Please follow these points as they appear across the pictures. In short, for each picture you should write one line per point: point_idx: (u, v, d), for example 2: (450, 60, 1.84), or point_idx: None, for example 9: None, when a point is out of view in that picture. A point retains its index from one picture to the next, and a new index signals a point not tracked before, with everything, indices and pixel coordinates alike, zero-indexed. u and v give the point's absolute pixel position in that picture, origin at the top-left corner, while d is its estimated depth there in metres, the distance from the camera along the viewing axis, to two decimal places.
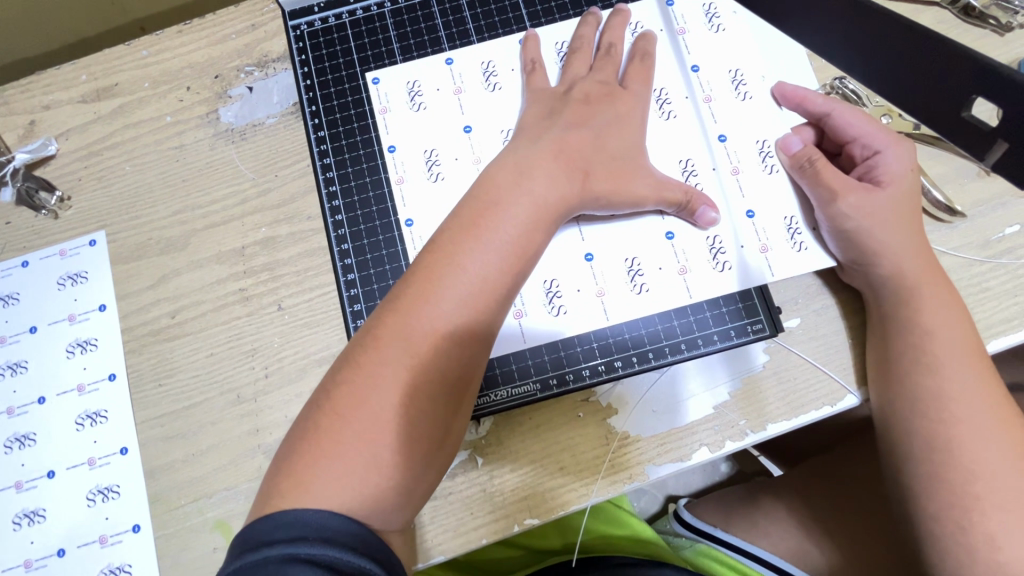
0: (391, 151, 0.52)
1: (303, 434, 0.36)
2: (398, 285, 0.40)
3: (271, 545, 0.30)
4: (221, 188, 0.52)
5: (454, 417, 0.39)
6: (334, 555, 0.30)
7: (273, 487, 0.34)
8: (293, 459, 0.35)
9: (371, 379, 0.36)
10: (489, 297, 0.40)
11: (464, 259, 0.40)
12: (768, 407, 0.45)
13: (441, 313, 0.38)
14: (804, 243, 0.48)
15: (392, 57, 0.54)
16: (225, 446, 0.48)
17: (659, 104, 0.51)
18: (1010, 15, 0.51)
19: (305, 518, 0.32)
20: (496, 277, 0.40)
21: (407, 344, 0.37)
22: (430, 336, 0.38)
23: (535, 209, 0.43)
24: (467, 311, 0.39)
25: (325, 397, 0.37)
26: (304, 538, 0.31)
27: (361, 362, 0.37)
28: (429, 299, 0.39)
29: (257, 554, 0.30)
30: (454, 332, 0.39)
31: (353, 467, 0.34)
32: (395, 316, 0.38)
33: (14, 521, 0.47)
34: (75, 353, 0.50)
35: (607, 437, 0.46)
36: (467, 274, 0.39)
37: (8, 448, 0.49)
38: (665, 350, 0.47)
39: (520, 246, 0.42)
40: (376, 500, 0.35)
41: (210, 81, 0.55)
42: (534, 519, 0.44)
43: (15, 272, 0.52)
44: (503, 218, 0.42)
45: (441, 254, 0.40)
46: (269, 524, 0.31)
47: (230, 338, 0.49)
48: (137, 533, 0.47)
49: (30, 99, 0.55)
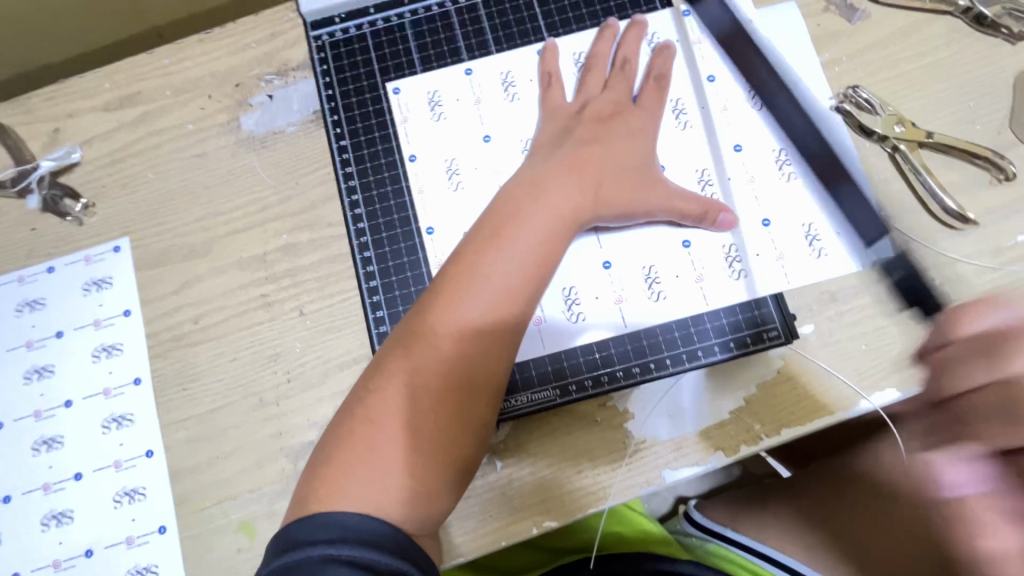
0: (412, 160, 0.52)
1: (339, 439, 0.38)
2: (425, 293, 0.42)
3: (312, 545, 0.33)
4: (244, 195, 0.53)
5: (482, 420, 0.41)
6: (371, 556, 0.33)
7: (312, 488, 0.37)
8: (330, 460, 0.38)
9: (401, 386, 0.39)
10: (510, 304, 0.41)
11: (485, 268, 0.41)
12: (783, 413, 0.46)
13: (463, 320, 0.40)
14: (822, 250, 0.49)
15: (412, 66, 0.55)
16: (248, 450, 0.49)
17: (676, 113, 0.52)
18: (1021, 24, 0.52)
19: (345, 522, 0.34)
20: (517, 284, 0.42)
21: (434, 352, 0.40)
22: (455, 343, 0.40)
23: (553, 217, 0.44)
24: (490, 318, 0.41)
25: (359, 402, 0.39)
26: (343, 540, 0.33)
27: (390, 369, 0.39)
28: (452, 307, 0.40)
29: (299, 553, 0.33)
30: (477, 339, 0.40)
31: (387, 470, 0.37)
32: (422, 324, 0.40)
33: (42, 522, 0.48)
34: (101, 357, 0.51)
35: (625, 442, 0.46)
36: (489, 283, 0.41)
37: (35, 451, 0.50)
38: (681, 357, 0.48)
39: (540, 254, 0.43)
40: (408, 503, 0.37)
41: (231, 90, 0.55)
42: (552, 521, 0.45)
43: (41, 277, 0.53)
44: (522, 228, 0.43)
45: (463, 263, 0.42)
46: (310, 525, 0.34)
47: (252, 343, 0.50)
48: (163, 534, 0.48)
49: (54, 107, 0.56)
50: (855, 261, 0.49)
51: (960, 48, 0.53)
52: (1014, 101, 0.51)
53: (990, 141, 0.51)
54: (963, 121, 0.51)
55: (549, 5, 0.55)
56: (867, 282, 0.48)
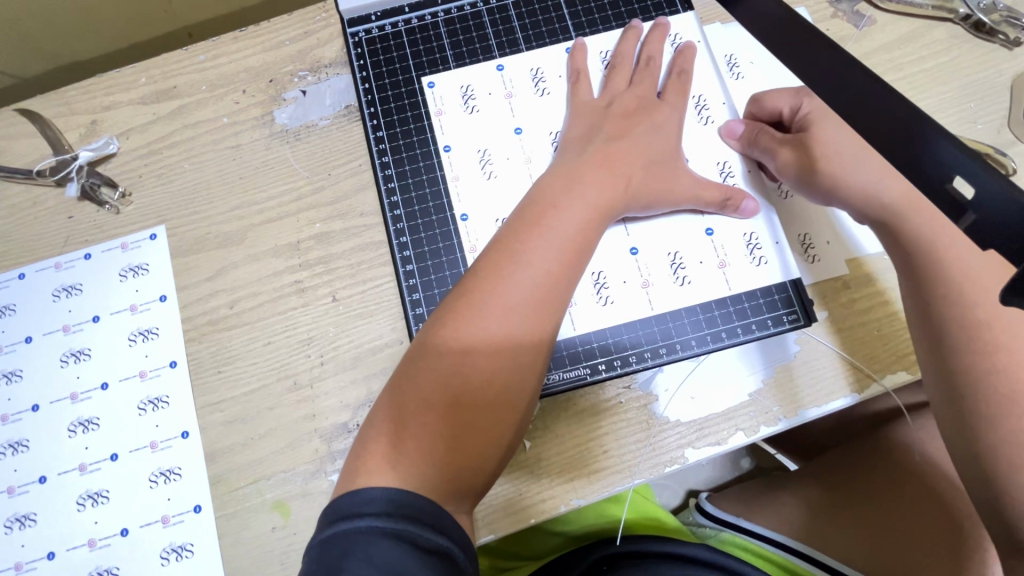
0: (446, 151, 0.54)
1: (387, 417, 0.41)
2: (467, 278, 0.44)
3: (361, 516, 0.35)
4: (278, 185, 0.55)
5: (524, 399, 0.43)
6: (416, 531, 0.35)
7: (362, 464, 0.39)
8: (380, 436, 0.40)
9: (450, 365, 0.41)
10: (549, 289, 0.43)
11: (525, 254, 0.44)
12: (802, 395, 0.49)
13: (508, 303, 0.42)
14: (816, 255, 0.52)
15: (446, 62, 0.57)
16: (283, 431, 0.50)
17: (698, 108, 0.54)
18: (1018, 31, 0.55)
19: (391, 496, 0.36)
20: (554, 270, 0.44)
21: (480, 333, 0.42)
22: (500, 325, 0.42)
23: (589, 208, 0.46)
24: (532, 301, 0.43)
25: (408, 380, 0.41)
26: (387, 513, 0.35)
27: (438, 348, 0.42)
28: (497, 289, 0.43)
29: (349, 523, 0.35)
30: (521, 320, 0.43)
31: (438, 447, 0.39)
32: (466, 305, 0.43)
33: (77, 502, 0.49)
34: (137, 342, 0.52)
35: (649, 421, 0.49)
36: (528, 270, 0.43)
37: (72, 432, 0.51)
38: (705, 339, 0.50)
39: (577, 244, 0.45)
40: (452, 478, 0.39)
41: (265, 85, 0.57)
42: (578, 500, 0.47)
43: (78, 264, 0.54)
44: (559, 219, 0.45)
45: (505, 249, 0.44)
46: (357, 497, 0.36)
47: (286, 327, 0.52)
48: (198, 513, 0.49)
49: (91, 101, 0.58)
50: (866, 246, 0.52)
51: (960, 53, 0.56)
52: (1012, 103, 0.54)
53: (991, 139, 0.54)
54: (965, 121, 0.54)
55: (575, 6, 0.58)
56: (877, 272, 0.51)
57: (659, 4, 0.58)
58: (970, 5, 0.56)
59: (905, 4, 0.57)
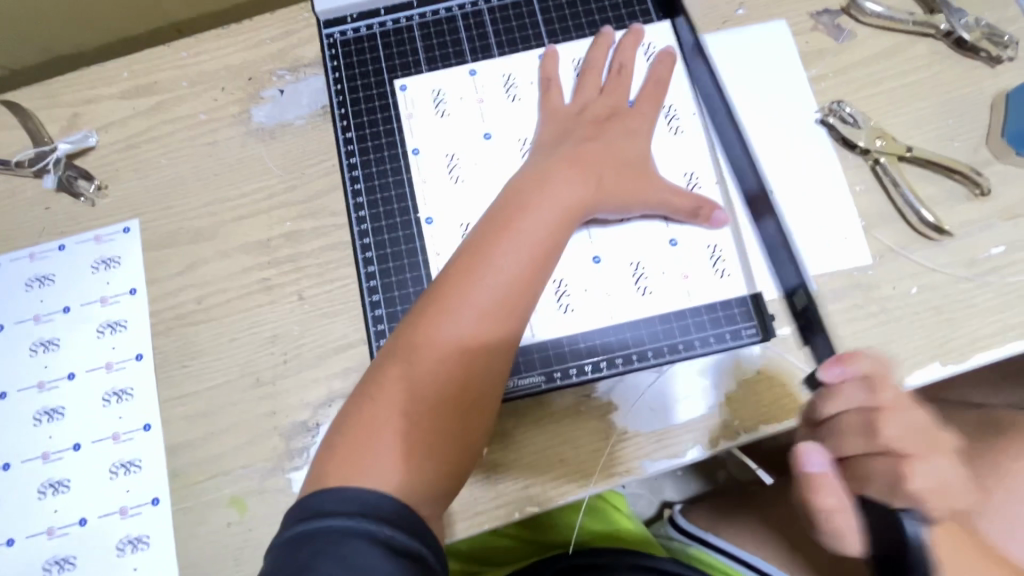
0: (415, 154, 0.55)
1: (353, 423, 0.41)
2: (439, 281, 0.44)
3: (332, 515, 0.35)
4: (252, 183, 0.55)
5: (496, 395, 0.43)
6: (389, 531, 0.35)
7: (330, 470, 0.39)
8: (349, 442, 0.40)
9: (422, 371, 0.41)
10: (521, 288, 0.44)
11: (495, 258, 0.44)
12: (762, 411, 0.48)
13: (478, 308, 0.42)
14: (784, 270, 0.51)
15: (418, 66, 0.57)
16: (242, 427, 0.50)
17: (668, 118, 0.54)
18: (1000, 48, 0.55)
19: (364, 497, 0.36)
20: (526, 270, 0.44)
21: (452, 336, 0.42)
22: (472, 327, 0.42)
23: (563, 209, 0.46)
24: (503, 302, 0.43)
25: (379, 385, 0.41)
26: (361, 514, 0.35)
27: (409, 353, 0.42)
28: (468, 294, 0.43)
29: (320, 521, 0.35)
30: (494, 322, 0.43)
31: (413, 453, 0.40)
32: (437, 310, 0.42)
33: (38, 490, 0.50)
34: (105, 333, 0.53)
35: (607, 432, 0.48)
36: (499, 272, 0.43)
37: (37, 421, 0.51)
38: (662, 350, 0.49)
39: (550, 244, 0.45)
40: (430, 485, 0.40)
41: (243, 83, 0.58)
42: (534, 507, 0.47)
43: (52, 255, 0.55)
44: (531, 221, 0.45)
45: (477, 252, 0.44)
46: (329, 496, 0.36)
47: (251, 324, 0.52)
48: (156, 506, 0.49)
49: (74, 94, 0.59)
50: (830, 263, 0.51)
51: (940, 69, 0.55)
52: (991, 121, 0.54)
53: (968, 158, 0.53)
54: (943, 138, 0.54)
55: (550, 13, 0.58)
56: (846, 287, 0.51)
57: (634, 13, 0.58)
58: (952, 21, 0.55)
59: (886, 19, 0.56)
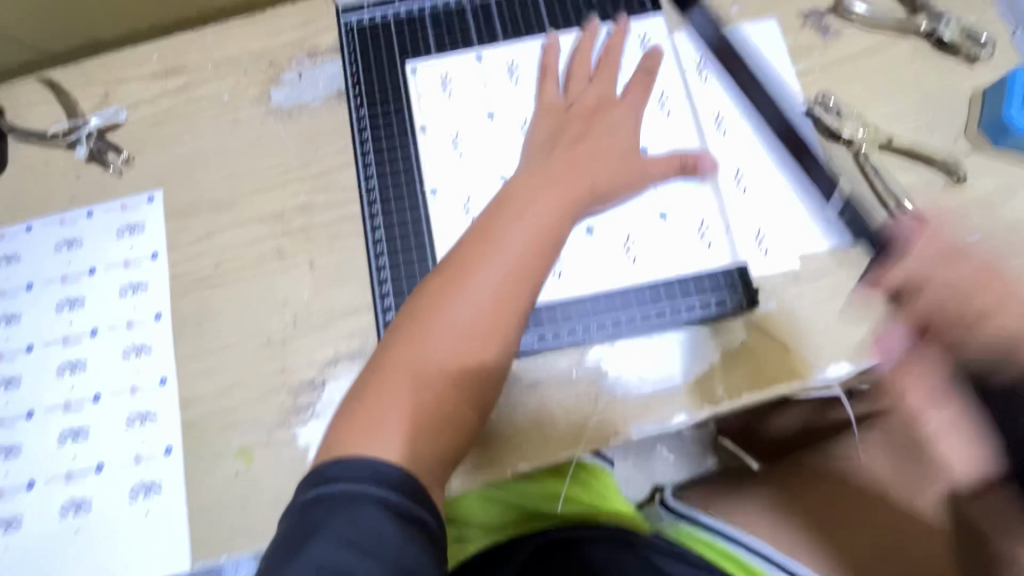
0: (422, 130, 0.58)
1: (367, 387, 0.44)
2: (449, 261, 0.48)
3: (343, 482, 0.38)
4: (269, 158, 0.59)
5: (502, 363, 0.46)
6: (394, 498, 0.38)
7: (345, 431, 0.42)
8: (363, 405, 0.43)
9: (432, 340, 0.44)
10: (526, 267, 0.47)
11: (502, 239, 0.47)
12: (744, 379, 0.51)
13: (485, 283, 0.46)
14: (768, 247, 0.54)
15: (428, 50, 0.61)
16: (252, 384, 0.53)
17: (660, 101, 0.58)
18: (976, 48, 0.58)
19: (373, 467, 0.39)
20: (531, 249, 0.48)
21: (461, 308, 0.45)
22: (480, 300, 0.46)
23: (566, 196, 0.50)
24: (509, 278, 0.46)
25: (392, 353, 0.45)
26: (371, 481, 0.38)
27: (421, 323, 0.45)
28: (475, 273, 0.46)
29: (331, 487, 0.37)
30: (500, 297, 0.46)
31: (423, 415, 0.43)
32: (447, 285, 0.46)
33: (59, 437, 0.53)
34: (127, 294, 0.56)
35: (596, 395, 0.51)
36: (506, 252, 0.47)
37: (60, 373, 0.54)
38: (650, 316, 0.52)
39: (553, 227, 0.49)
40: (438, 446, 0.43)
41: (265, 67, 0.62)
42: (525, 464, 0.50)
43: (81, 220, 0.59)
44: (535, 206, 0.49)
45: (485, 234, 0.48)
46: (339, 464, 0.39)
47: (264, 288, 0.55)
48: (168, 455, 0.52)
49: (107, 74, 0.63)
50: (812, 241, 0.54)
51: (922, 65, 0.58)
52: (969, 115, 0.57)
53: (946, 148, 0.56)
54: (923, 130, 0.57)
55: (552, 5, 0.62)
56: (828, 266, 0.53)
57: (631, 6, 0.61)
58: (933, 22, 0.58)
59: (872, 18, 0.59)
